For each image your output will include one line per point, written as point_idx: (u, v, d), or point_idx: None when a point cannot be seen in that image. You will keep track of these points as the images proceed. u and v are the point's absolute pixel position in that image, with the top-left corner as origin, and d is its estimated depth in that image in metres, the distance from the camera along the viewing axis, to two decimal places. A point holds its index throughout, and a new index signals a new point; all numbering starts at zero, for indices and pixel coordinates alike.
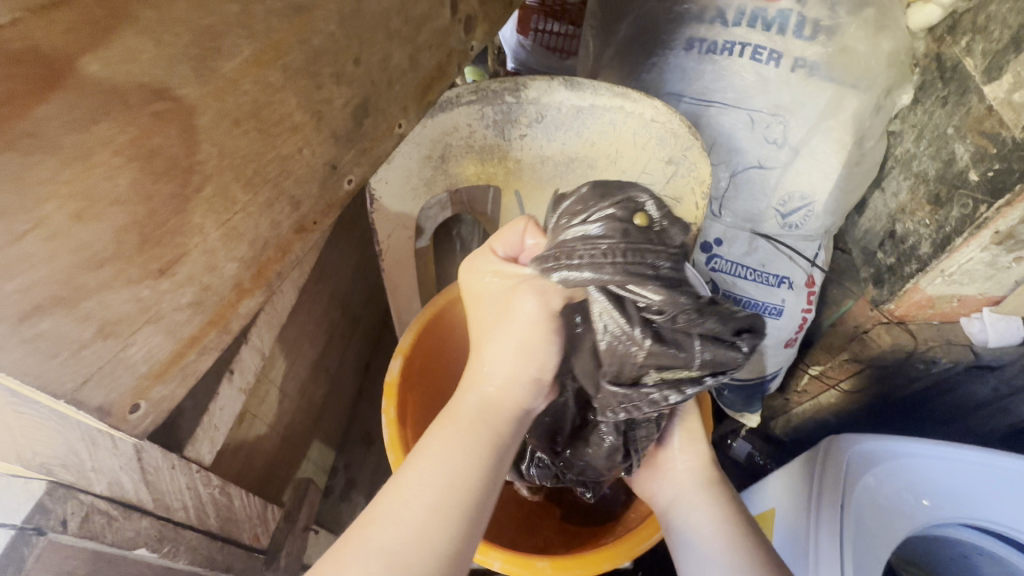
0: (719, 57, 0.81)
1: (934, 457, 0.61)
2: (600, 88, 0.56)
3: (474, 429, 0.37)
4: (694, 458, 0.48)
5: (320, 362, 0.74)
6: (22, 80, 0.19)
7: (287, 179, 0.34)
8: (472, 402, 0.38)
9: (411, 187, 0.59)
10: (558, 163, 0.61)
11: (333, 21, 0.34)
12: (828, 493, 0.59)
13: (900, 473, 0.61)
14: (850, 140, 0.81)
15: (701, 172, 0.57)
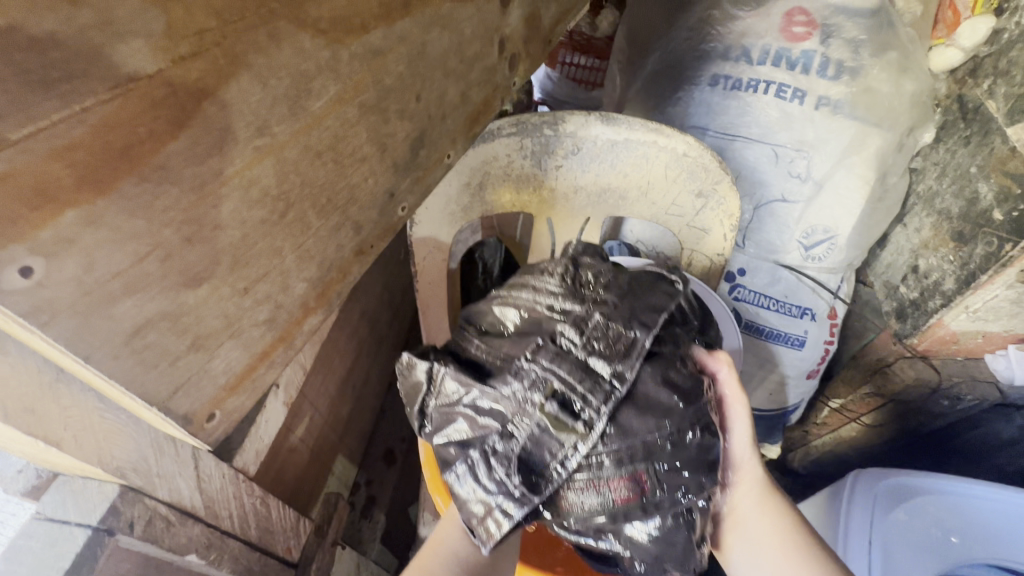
0: (743, 94, 0.84)
1: (973, 496, 0.60)
2: (635, 123, 0.58)
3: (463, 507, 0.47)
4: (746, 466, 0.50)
5: (348, 379, 0.75)
6: (162, 121, 0.22)
7: (353, 207, 0.36)
8: None
9: (449, 212, 0.61)
10: (590, 192, 0.63)
11: (402, 63, 0.37)
12: (856, 524, 0.59)
13: (930, 510, 0.61)
14: (873, 176, 0.82)
15: (730, 207, 0.61)
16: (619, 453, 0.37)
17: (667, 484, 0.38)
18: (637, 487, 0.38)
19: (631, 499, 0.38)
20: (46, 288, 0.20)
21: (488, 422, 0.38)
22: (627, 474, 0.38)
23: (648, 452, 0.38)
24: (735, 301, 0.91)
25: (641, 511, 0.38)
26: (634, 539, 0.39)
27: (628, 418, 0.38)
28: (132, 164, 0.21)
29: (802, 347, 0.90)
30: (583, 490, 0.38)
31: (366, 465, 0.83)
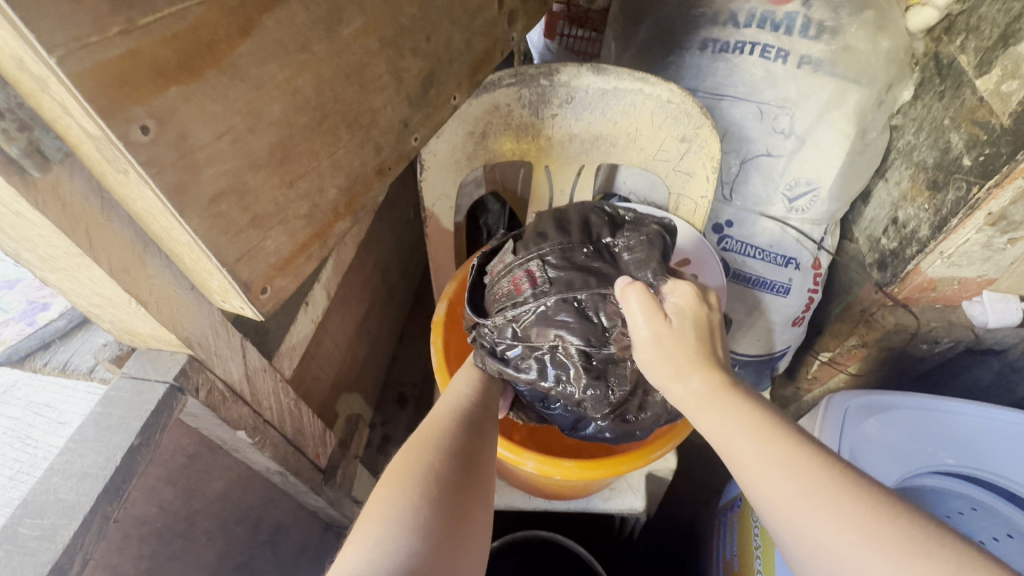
0: (730, 56, 0.89)
1: (950, 412, 0.67)
2: (623, 74, 0.64)
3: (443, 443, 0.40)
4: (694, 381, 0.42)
5: (364, 323, 0.82)
6: (232, 28, 0.28)
7: (374, 129, 0.43)
8: (444, 422, 0.42)
9: (455, 159, 0.68)
10: (584, 140, 0.70)
11: (414, 5, 0.43)
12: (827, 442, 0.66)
13: (910, 419, 0.67)
14: (853, 130, 0.88)
15: (711, 150, 0.67)
16: (521, 256, 0.49)
17: (559, 279, 0.46)
18: (532, 279, 0.47)
19: (528, 288, 0.47)
20: (156, 145, 0.26)
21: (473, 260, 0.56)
22: (527, 269, 0.47)
23: (546, 258, 0.48)
24: (723, 252, 0.97)
25: (532, 294, 0.46)
26: (530, 325, 0.46)
27: (534, 240, 0.50)
28: (215, 57, 0.28)
29: (787, 294, 0.96)
30: (499, 300, 0.48)
31: (381, 406, 0.90)
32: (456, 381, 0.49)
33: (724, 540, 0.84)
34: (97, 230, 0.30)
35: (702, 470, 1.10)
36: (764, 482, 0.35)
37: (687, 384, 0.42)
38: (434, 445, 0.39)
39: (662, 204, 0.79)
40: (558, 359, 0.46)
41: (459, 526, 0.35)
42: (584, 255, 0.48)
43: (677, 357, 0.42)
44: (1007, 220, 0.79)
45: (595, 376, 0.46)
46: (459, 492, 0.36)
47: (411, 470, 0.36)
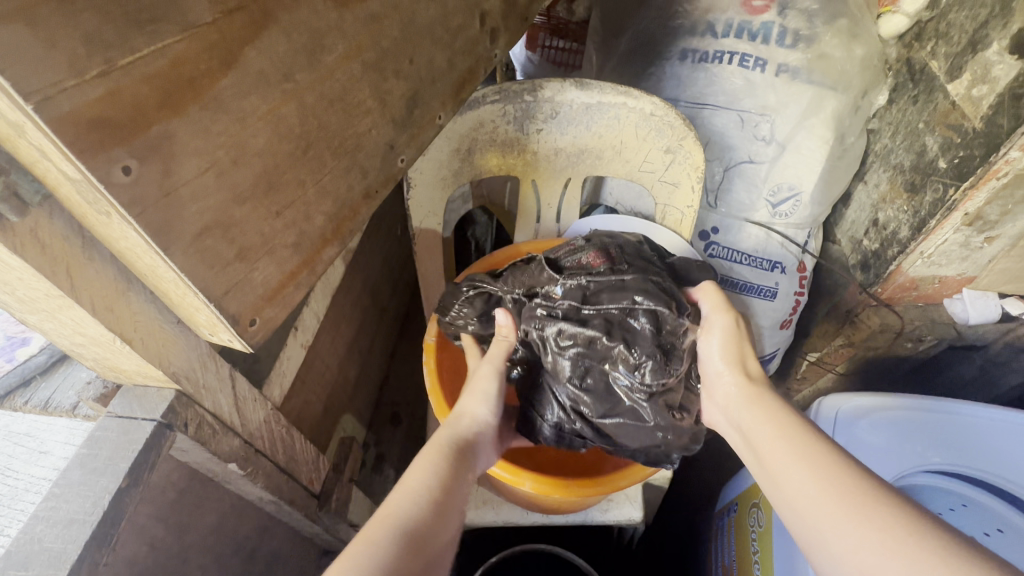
0: (710, 65, 0.90)
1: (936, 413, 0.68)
2: (606, 88, 0.64)
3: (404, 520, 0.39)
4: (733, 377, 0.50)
5: (353, 342, 0.81)
6: (213, 62, 0.28)
7: (360, 154, 0.42)
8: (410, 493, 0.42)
9: (441, 176, 0.68)
10: (569, 154, 0.70)
11: (396, 28, 0.43)
12: None
13: (894, 421, 0.67)
14: (831, 136, 0.90)
15: (695, 160, 0.67)
16: (595, 243, 0.56)
17: (634, 265, 0.53)
18: (607, 257, 0.53)
19: (604, 264, 0.53)
20: (138, 185, 0.26)
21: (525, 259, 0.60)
22: (601, 252, 0.54)
23: (621, 249, 0.55)
24: (710, 258, 0.98)
25: (611, 268, 0.52)
26: (607, 289, 0.50)
27: (603, 238, 0.57)
28: (196, 92, 0.27)
29: (774, 298, 0.97)
30: (573, 271, 0.53)
31: (374, 425, 0.89)
32: (413, 470, 0.44)
33: (722, 545, 0.84)
34: (77, 270, 0.29)
35: (696, 475, 1.11)
36: (795, 484, 0.40)
37: (726, 386, 0.50)
38: (376, 553, 0.36)
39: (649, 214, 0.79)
40: (629, 324, 0.48)
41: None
42: (652, 257, 0.56)
43: (739, 353, 0.51)
44: (984, 220, 0.80)
45: (659, 347, 0.47)
46: None
47: (360, 557, 0.35)
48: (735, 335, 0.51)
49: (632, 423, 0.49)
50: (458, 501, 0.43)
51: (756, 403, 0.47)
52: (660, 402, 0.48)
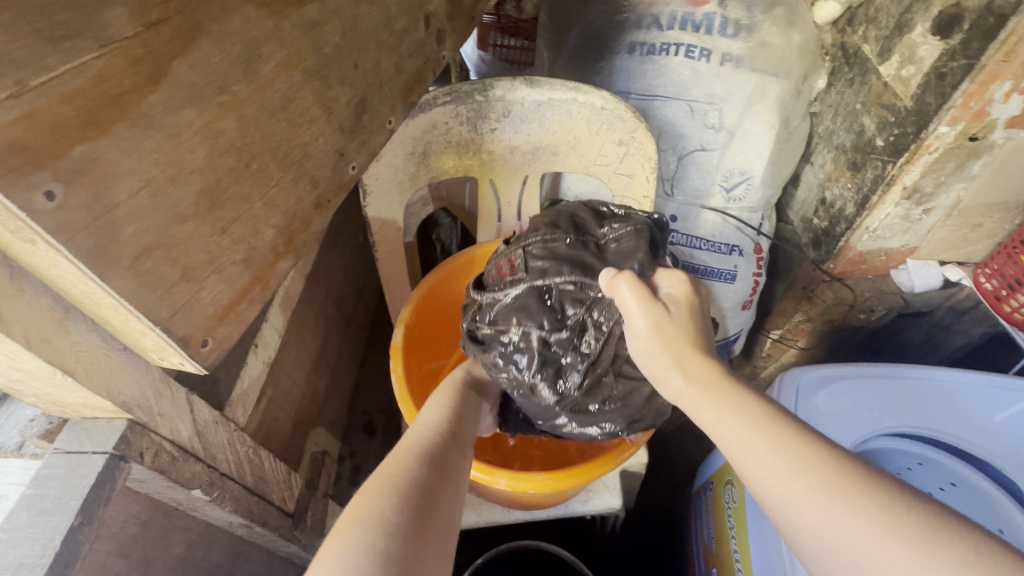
0: (657, 57, 0.92)
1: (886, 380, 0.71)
2: (556, 85, 0.65)
3: (416, 453, 0.42)
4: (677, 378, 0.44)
5: (321, 354, 0.80)
6: (139, 78, 0.27)
7: (309, 163, 0.42)
8: (420, 435, 0.45)
9: (397, 181, 0.67)
10: (525, 151, 0.71)
11: (337, 34, 0.42)
12: None
13: (855, 385, 0.71)
14: (777, 120, 0.93)
15: (648, 151, 0.69)
16: (510, 248, 0.57)
17: (534, 269, 0.53)
18: (512, 266, 0.55)
19: (508, 275, 0.55)
20: (65, 210, 0.25)
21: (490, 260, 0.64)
22: (511, 257, 0.56)
23: (529, 249, 0.55)
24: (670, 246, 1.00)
25: (512, 279, 0.54)
26: (501, 311, 0.54)
27: (526, 235, 0.58)
28: (123, 111, 0.26)
29: (733, 280, 1.00)
30: (486, 287, 0.57)
31: (348, 437, 0.88)
32: (427, 411, 0.50)
33: (701, 524, 0.86)
34: (7, 302, 0.28)
35: (673, 457, 1.13)
36: (761, 468, 0.37)
37: (671, 382, 0.44)
38: (405, 466, 0.40)
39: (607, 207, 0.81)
40: (519, 345, 0.52)
41: (418, 552, 0.34)
42: (568, 247, 0.54)
43: (667, 347, 0.45)
44: (920, 192, 0.84)
45: (541, 361, 0.51)
46: (425, 509, 0.37)
47: (383, 488, 0.37)
48: (676, 320, 0.45)
49: (559, 420, 0.55)
50: (468, 437, 0.49)
51: (702, 399, 0.42)
52: (571, 402, 0.53)
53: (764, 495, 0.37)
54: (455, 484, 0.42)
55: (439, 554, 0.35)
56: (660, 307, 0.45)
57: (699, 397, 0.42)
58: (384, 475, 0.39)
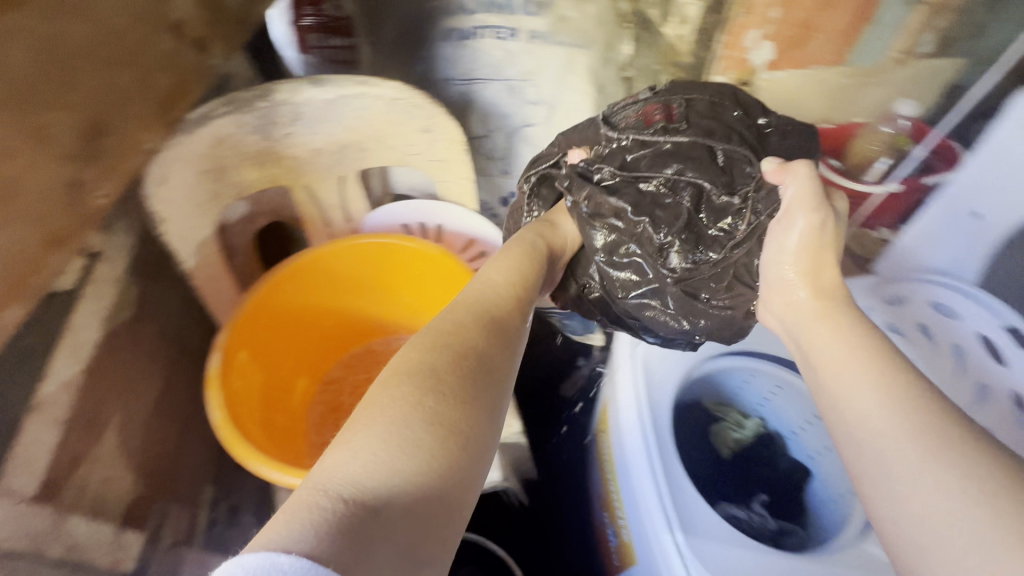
0: (469, 41, 0.93)
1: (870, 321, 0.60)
2: (342, 81, 0.64)
3: (462, 324, 0.44)
4: (807, 293, 0.55)
5: (163, 404, 0.72)
6: None
7: (18, 202, 0.39)
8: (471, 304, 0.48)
9: (195, 202, 0.64)
10: (331, 152, 0.70)
11: (31, 53, 0.38)
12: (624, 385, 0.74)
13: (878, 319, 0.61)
14: (592, 89, 0.95)
15: (451, 135, 0.70)
16: (658, 95, 0.62)
17: (693, 125, 0.59)
18: (668, 112, 0.60)
19: (661, 119, 0.60)
20: None
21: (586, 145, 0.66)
22: (664, 104, 0.61)
23: (691, 101, 0.61)
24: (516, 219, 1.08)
25: (659, 127, 0.60)
26: (649, 158, 0.59)
27: (668, 88, 0.63)
28: None
29: None
30: (636, 132, 0.61)
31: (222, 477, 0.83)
32: (483, 285, 0.53)
33: (592, 476, 0.91)
34: None
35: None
36: (863, 408, 0.41)
37: (796, 296, 0.56)
38: (433, 344, 0.41)
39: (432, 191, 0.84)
40: (667, 197, 0.59)
41: (459, 420, 0.35)
42: (730, 114, 0.60)
43: (812, 263, 0.56)
44: None
45: (682, 228, 0.57)
46: (463, 379, 0.38)
47: (407, 365, 0.38)
48: (812, 238, 0.56)
49: (660, 292, 0.62)
50: (523, 305, 0.53)
51: (822, 317, 0.53)
52: (682, 283, 0.61)
53: (855, 436, 0.41)
54: (493, 349, 0.43)
55: (489, 415, 0.38)
56: (824, 209, 0.55)
57: (823, 315, 0.53)
58: (450, 330, 0.43)
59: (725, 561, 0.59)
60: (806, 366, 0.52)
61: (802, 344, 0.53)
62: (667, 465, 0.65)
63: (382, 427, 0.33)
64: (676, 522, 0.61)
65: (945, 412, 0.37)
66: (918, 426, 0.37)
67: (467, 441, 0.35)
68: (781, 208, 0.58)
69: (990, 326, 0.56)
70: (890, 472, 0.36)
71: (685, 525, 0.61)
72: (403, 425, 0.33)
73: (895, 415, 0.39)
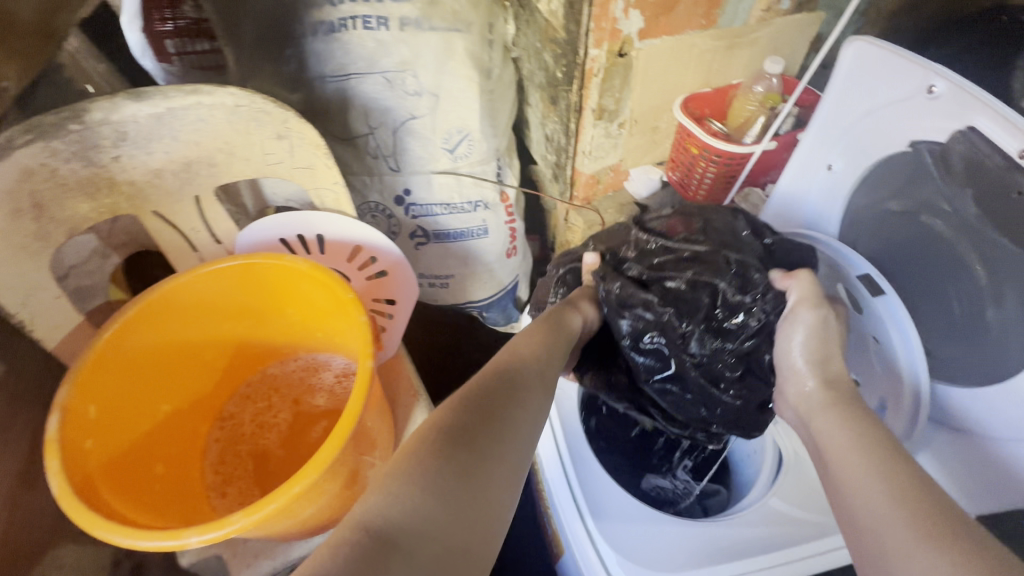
0: (340, 35, 0.84)
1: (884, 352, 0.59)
2: (168, 92, 0.57)
3: (490, 388, 0.51)
4: (818, 379, 0.59)
5: (32, 466, 0.66)
6: None
7: None
8: (494, 367, 0.55)
9: (14, 246, 0.56)
10: (176, 171, 0.64)
11: None
12: None
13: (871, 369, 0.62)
14: (475, 73, 0.90)
15: (311, 138, 0.64)
16: (676, 209, 0.70)
17: (710, 236, 0.65)
18: (686, 225, 0.68)
19: (682, 232, 0.67)
20: None
21: (613, 241, 0.73)
22: (680, 217, 0.69)
23: (704, 220, 0.67)
24: (416, 219, 1.03)
25: (684, 237, 0.66)
26: (672, 261, 0.65)
27: (687, 214, 0.69)
28: None
29: (487, 233, 1.06)
30: (655, 239, 0.67)
31: None
32: (518, 346, 0.60)
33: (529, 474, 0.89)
34: None
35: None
36: (862, 493, 0.46)
37: (804, 385, 0.60)
38: (460, 404, 0.48)
39: (307, 201, 0.79)
40: (683, 293, 0.64)
41: (480, 467, 0.42)
42: (745, 233, 0.65)
43: (822, 346, 0.59)
44: (607, 111, 0.92)
45: (704, 327, 0.64)
46: (483, 433, 0.45)
47: (437, 419, 0.45)
48: (824, 315, 0.59)
49: (681, 375, 0.68)
50: (551, 379, 0.58)
51: (827, 409, 0.56)
52: (702, 366, 0.66)
53: (851, 511, 0.47)
54: (517, 410, 0.50)
55: (505, 468, 0.44)
56: (822, 310, 0.59)
57: (825, 410, 0.56)
58: (486, 401, 0.49)
59: (633, 539, 0.60)
60: (814, 451, 0.56)
61: (813, 433, 0.56)
62: (576, 452, 0.66)
63: (418, 467, 0.40)
64: (586, 508, 0.62)
65: (936, 500, 0.43)
66: (908, 504, 0.43)
67: (484, 486, 0.42)
68: (786, 308, 0.62)
69: (841, 276, 0.63)
70: (876, 531, 0.43)
71: (595, 510, 0.62)
72: (432, 489, 0.39)
73: (884, 493, 0.45)
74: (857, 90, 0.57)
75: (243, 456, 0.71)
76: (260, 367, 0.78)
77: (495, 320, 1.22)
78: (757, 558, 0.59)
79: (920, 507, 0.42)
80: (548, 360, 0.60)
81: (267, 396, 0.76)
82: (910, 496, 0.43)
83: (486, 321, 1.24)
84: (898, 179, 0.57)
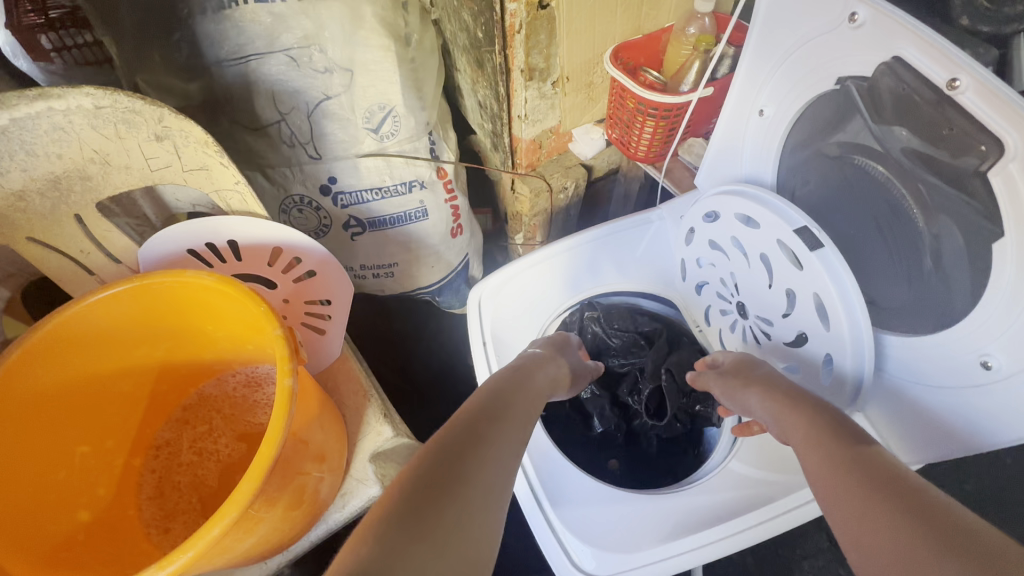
0: (230, 11, 0.73)
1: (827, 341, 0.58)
2: (8, 99, 0.49)
3: (463, 428, 0.51)
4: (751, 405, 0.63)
5: None
6: None
7: None
8: (469, 407, 0.55)
9: None
10: (43, 190, 0.57)
11: None
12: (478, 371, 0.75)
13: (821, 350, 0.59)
14: (389, 41, 0.81)
15: (194, 134, 0.56)
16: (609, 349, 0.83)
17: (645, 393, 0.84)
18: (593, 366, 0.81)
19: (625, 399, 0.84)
20: None
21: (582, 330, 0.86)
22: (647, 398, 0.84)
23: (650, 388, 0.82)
24: (345, 208, 0.96)
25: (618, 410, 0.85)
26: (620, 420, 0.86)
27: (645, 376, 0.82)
28: None
29: (427, 215, 1.01)
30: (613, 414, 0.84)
31: None
32: (486, 384, 0.62)
33: None
34: None
35: (456, 381, 1.20)
36: (827, 481, 0.49)
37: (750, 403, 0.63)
38: (436, 449, 0.48)
39: (211, 204, 0.72)
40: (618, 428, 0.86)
41: (456, 516, 0.42)
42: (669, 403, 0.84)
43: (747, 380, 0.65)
44: (537, 70, 0.85)
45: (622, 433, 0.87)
46: (458, 480, 0.45)
47: (414, 468, 0.46)
48: (738, 373, 0.67)
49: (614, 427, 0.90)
50: (525, 411, 0.59)
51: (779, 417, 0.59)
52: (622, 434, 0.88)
53: (826, 493, 0.48)
54: (493, 449, 0.50)
55: (483, 510, 0.45)
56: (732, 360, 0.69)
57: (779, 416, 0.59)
58: (465, 439, 0.50)
59: (592, 523, 0.63)
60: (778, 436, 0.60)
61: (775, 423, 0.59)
62: (535, 449, 0.69)
63: (393, 522, 0.40)
64: (547, 500, 0.65)
65: (884, 474, 0.45)
66: (867, 483, 0.45)
67: (460, 530, 0.42)
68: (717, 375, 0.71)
69: (780, 232, 0.58)
70: (849, 515, 0.44)
71: (556, 500, 0.65)
72: (410, 539, 0.39)
73: (850, 478, 0.46)
74: (780, 25, 0.53)
75: (183, 488, 0.67)
76: (195, 390, 0.72)
77: (449, 303, 1.20)
78: (709, 530, 0.60)
79: (879, 486, 0.44)
80: (520, 393, 0.61)
81: (206, 422, 0.71)
82: (871, 469, 0.46)
83: (441, 304, 1.22)
84: (830, 115, 0.54)
